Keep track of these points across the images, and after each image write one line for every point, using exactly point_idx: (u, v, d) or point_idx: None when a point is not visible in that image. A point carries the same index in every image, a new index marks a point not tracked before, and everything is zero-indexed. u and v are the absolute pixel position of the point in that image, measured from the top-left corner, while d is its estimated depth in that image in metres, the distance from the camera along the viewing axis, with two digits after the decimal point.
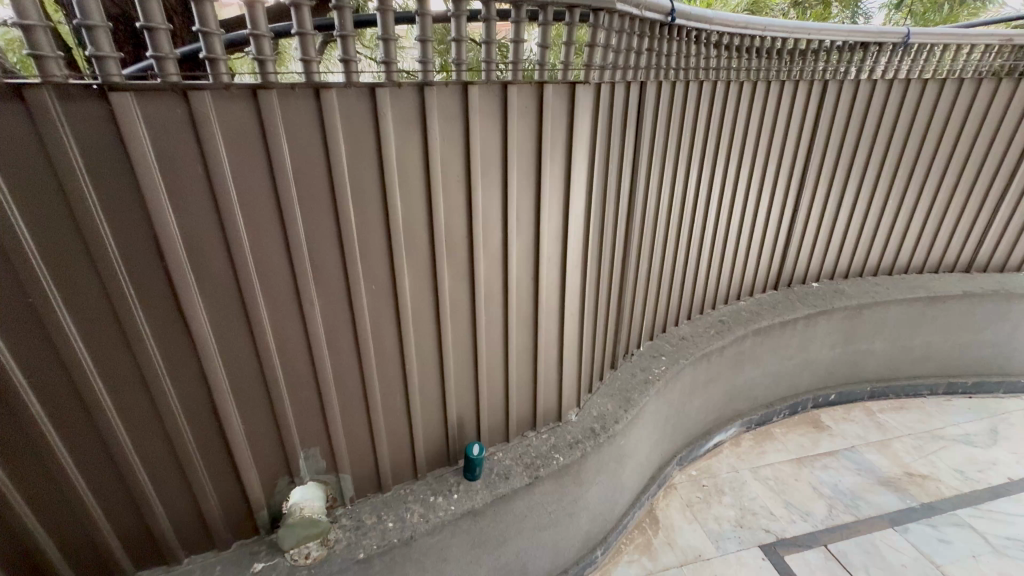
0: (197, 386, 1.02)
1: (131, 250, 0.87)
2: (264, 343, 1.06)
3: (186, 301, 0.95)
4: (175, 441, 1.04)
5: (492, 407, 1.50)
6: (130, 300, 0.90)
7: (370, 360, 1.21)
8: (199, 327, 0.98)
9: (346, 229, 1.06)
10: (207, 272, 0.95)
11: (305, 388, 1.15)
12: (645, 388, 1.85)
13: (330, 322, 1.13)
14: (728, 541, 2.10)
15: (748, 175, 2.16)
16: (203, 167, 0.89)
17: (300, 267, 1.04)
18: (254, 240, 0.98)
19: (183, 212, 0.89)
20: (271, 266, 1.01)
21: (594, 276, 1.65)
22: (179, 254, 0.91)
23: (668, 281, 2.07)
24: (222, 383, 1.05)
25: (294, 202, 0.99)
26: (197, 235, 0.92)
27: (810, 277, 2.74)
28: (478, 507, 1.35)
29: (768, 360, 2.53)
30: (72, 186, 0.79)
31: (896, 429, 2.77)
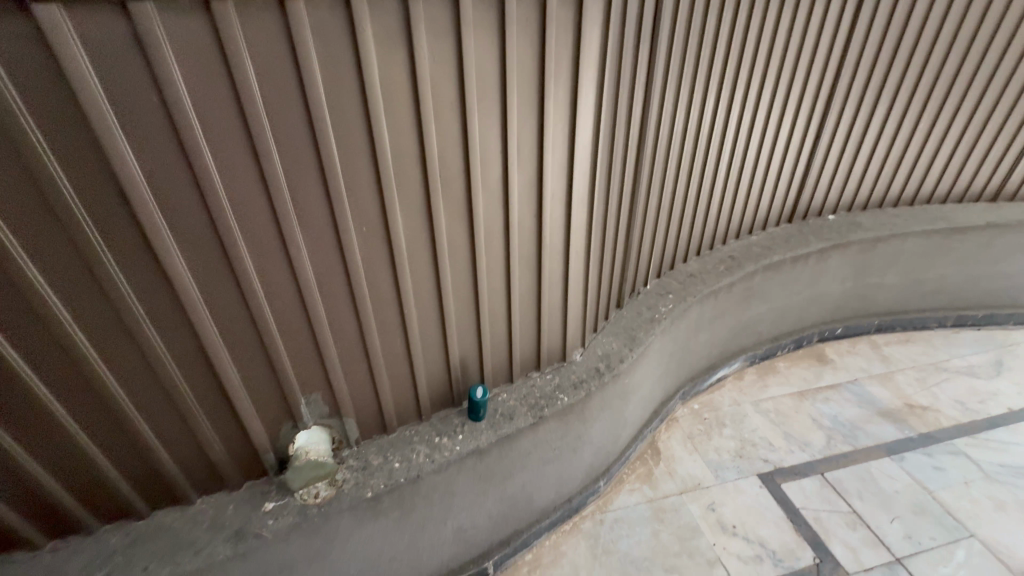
0: (186, 336, 0.99)
1: (90, 193, 0.81)
2: (251, 291, 1.01)
3: (160, 248, 0.89)
4: (171, 392, 1.03)
5: (495, 349, 1.47)
6: (98, 248, 0.85)
7: (365, 305, 1.17)
8: (179, 276, 0.93)
9: (330, 165, 0.98)
10: (179, 216, 0.89)
11: (301, 335, 1.12)
12: (651, 327, 1.82)
13: (319, 267, 1.07)
14: (727, 470, 2.16)
15: (771, 98, 1.98)
16: (160, 98, 0.80)
17: (282, 209, 0.97)
18: (228, 179, 0.90)
19: (142, 149, 0.82)
20: (251, 209, 0.94)
21: (601, 212, 1.55)
22: (145, 197, 0.85)
23: (678, 216, 1.96)
24: (212, 333, 1.01)
25: (268, 135, 0.90)
26: (162, 175, 0.85)
27: (827, 209, 2.60)
28: (483, 447, 1.36)
29: (776, 296, 2.48)
30: (12, 122, 0.73)
31: (899, 362, 2.77)
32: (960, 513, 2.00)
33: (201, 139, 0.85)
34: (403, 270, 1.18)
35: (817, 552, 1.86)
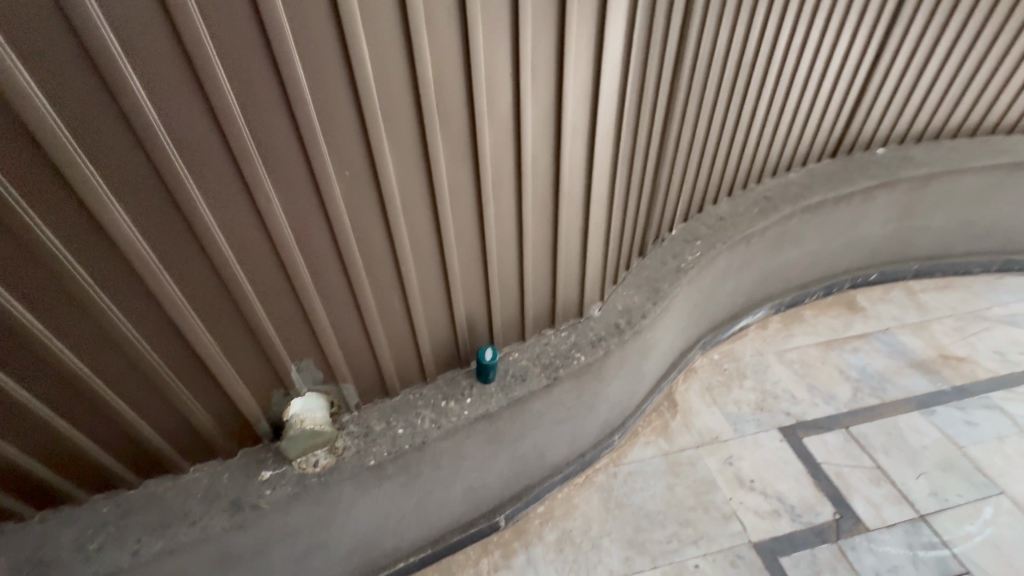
0: (146, 301, 0.89)
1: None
2: (216, 248, 0.89)
3: (96, 201, 0.77)
4: (139, 361, 0.94)
5: (506, 306, 1.33)
6: (18, 206, 0.73)
7: (353, 260, 1.03)
8: (125, 234, 0.81)
9: (296, 94, 0.82)
10: (114, 163, 0.76)
11: (281, 295, 1.00)
12: (677, 278, 1.65)
13: (292, 215, 0.93)
14: (747, 423, 2.08)
15: (833, 6, 1.66)
16: (55, 6, 0.64)
17: (241, 150, 0.83)
18: (168, 115, 0.76)
19: (52, 81, 0.68)
20: (200, 148, 0.80)
21: (629, 149, 1.34)
22: (66, 140, 0.72)
23: (712, 152, 1.73)
24: (175, 297, 0.91)
25: (212, 58, 0.74)
26: (84, 113, 0.71)
27: (876, 142, 2.32)
28: (493, 412, 1.27)
29: (811, 241, 2.27)
30: None
31: (936, 310, 2.60)
32: (991, 470, 1.92)
33: (123, 61, 0.70)
34: (395, 220, 1.03)
35: (837, 508, 1.81)
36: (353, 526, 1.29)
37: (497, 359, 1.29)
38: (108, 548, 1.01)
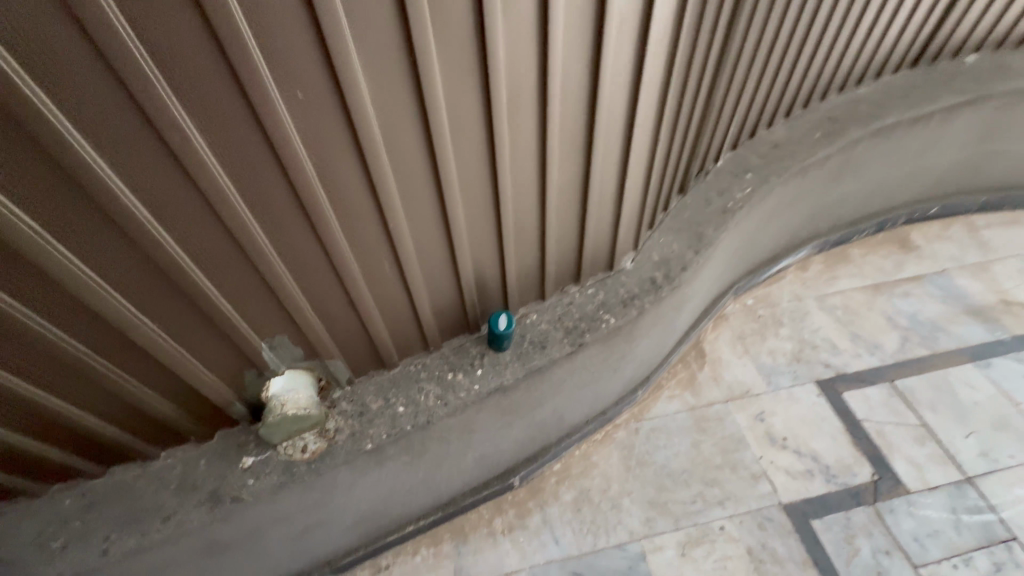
0: (47, 286, 0.68)
1: None
2: (129, 213, 0.67)
3: None
4: (60, 356, 0.75)
5: (523, 262, 1.11)
6: None
7: (320, 212, 0.80)
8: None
9: None
10: None
11: (229, 259, 0.79)
12: (723, 221, 1.40)
13: (223, 155, 0.69)
14: (781, 376, 1.91)
15: None
16: None
17: (135, 76, 0.58)
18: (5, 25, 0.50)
19: None
20: (61, 61, 0.54)
21: (684, 60, 1.04)
22: None
23: (779, 61, 1.38)
24: (87, 278, 0.70)
25: None
26: None
27: (969, 47, 1.91)
28: (507, 385, 1.10)
29: (873, 171, 1.96)
30: None
31: (1001, 249, 2.31)
32: None
33: None
34: (372, 160, 0.79)
35: (876, 469, 1.68)
36: (355, 502, 1.18)
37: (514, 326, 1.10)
38: (74, 545, 0.89)
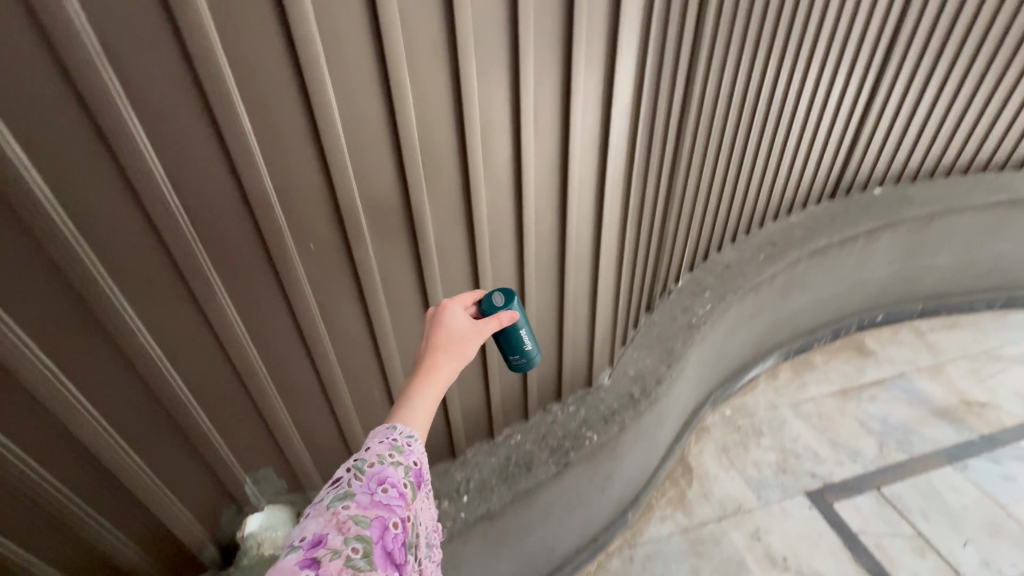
0: (61, 444, 0.71)
1: None
2: (155, 368, 0.74)
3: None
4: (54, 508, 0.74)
5: (506, 379, 1.16)
6: None
7: (322, 353, 0.90)
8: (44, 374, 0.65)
9: (258, 187, 0.70)
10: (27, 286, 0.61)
11: (227, 390, 0.84)
12: (690, 336, 1.49)
13: (235, 297, 0.77)
14: (770, 489, 1.89)
15: (839, 52, 1.59)
16: None
17: (187, 255, 0.69)
18: (99, 229, 0.62)
19: None
20: (133, 253, 0.66)
21: (638, 186, 1.19)
22: None
23: (718, 199, 1.62)
24: (105, 436, 0.74)
25: (144, 142, 0.60)
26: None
27: (873, 182, 2.26)
28: (494, 511, 1.07)
29: (819, 285, 2.17)
30: None
31: (948, 351, 2.49)
32: None
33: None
34: (370, 303, 0.91)
35: None
36: None
37: (513, 301, 0.90)
38: None
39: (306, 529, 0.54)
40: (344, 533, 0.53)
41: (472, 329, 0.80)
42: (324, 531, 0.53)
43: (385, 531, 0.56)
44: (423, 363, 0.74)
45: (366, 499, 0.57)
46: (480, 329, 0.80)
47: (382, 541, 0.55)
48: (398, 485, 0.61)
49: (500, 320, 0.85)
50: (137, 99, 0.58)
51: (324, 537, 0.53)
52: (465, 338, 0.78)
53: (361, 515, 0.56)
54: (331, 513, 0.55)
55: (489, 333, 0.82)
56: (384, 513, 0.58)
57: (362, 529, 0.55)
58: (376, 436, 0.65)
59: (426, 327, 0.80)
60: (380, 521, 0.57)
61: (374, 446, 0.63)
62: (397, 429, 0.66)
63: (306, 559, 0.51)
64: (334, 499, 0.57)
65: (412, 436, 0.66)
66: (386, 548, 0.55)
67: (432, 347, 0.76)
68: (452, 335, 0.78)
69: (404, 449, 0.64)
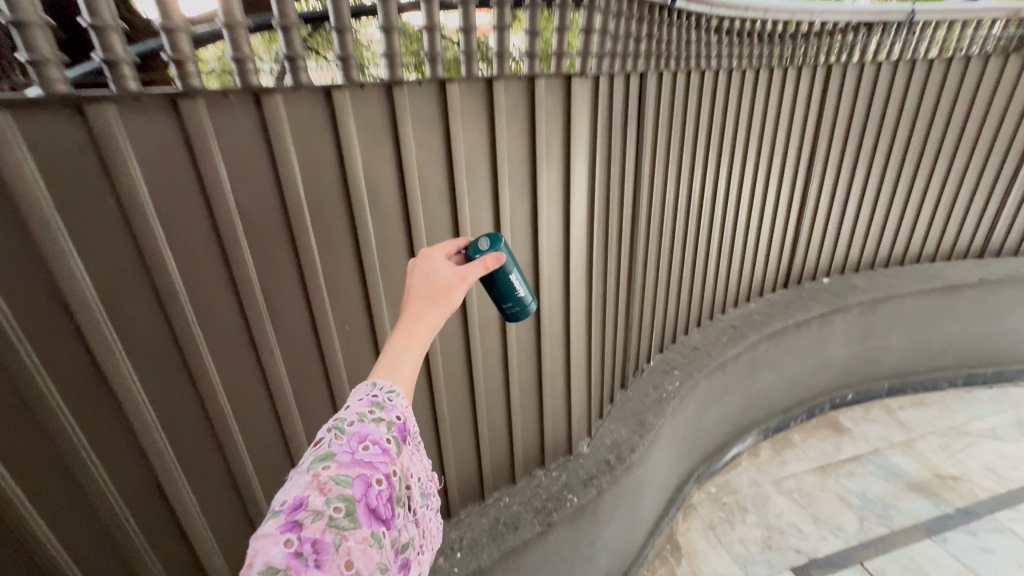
0: (147, 496, 0.83)
1: (59, 368, 0.69)
2: (228, 437, 0.88)
3: (130, 406, 0.75)
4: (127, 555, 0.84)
5: (494, 445, 1.34)
6: (66, 425, 0.71)
7: None
8: (151, 439, 0.79)
9: (319, 293, 0.89)
10: (154, 367, 0.77)
11: (277, 456, 0.97)
12: (660, 409, 1.66)
13: (294, 370, 0.93)
14: (757, 565, 1.93)
15: (754, 172, 2.01)
16: (135, 249, 0.70)
17: (265, 343, 0.86)
18: (208, 324, 0.80)
19: (121, 313, 0.71)
20: (228, 341, 0.83)
21: (599, 280, 1.45)
22: (121, 358, 0.72)
23: (676, 289, 1.90)
24: (182, 493, 0.86)
25: (250, 261, 0.80)
26: (140, 336, 0.74)
27: (819, 273, 2.58)
28: (485, 566, 1.18)
29: (783, 365, 2.37)
30: None
31: (918, 427, 2.63)
32: None
33: (166, 250, 0.71)
34: None
35: None
36: None
37: (498, 243, 0.94)
38: None
39: (286, 494, 0.54)
40: (326, 494, 0.55)
41: (454, 276, 0.82)
42: (305, 493, 0.54)
43: (369, 489, 0.58)
44: (406, 313, 0.76)
45: (347, 458, 0.59)
46: (463, 276, 0.83)
47: (365, 499, 0.57)
48: (381, 443, 0.63)
49: (483, 267, 0.87)
50: (252, 235, 0.79)
51: (304, 500, 0.54)
52: (446, 286, 0.80)
53: (342, 474, 0.57)
54: (312, 475, 0.56)
55: (473, 279, 0.85)
56: (367, 471, 0.60)
57: (344, 489, 0.56)
58: (358, 393, 0.68)
59: (410, 275, 0.82)
60: (363, 479, 0.58)
61: (353, 405, 0.65)
62: (378, 386, 0.69)
63: (287, 523, 0.52)
64: (314, 461, 0.58)
65: (395, 390, 0.69)
66: (370, 505, 0.57)
67: (415, 297, 0.78)
68: (435, 281, 0.80)
69: (386, 405, 0.67)
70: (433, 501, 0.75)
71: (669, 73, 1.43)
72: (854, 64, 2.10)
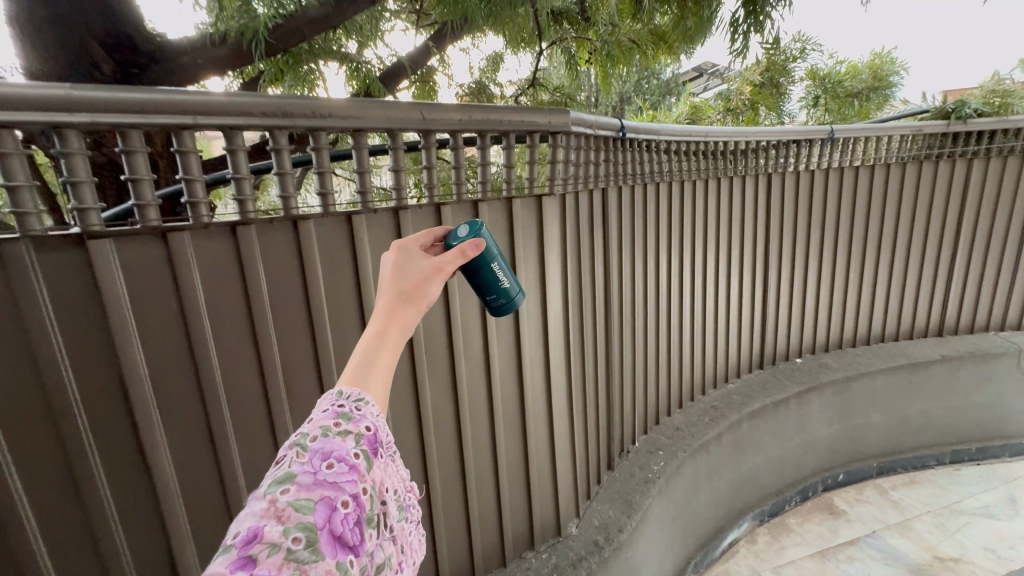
0: (159, 569, 0.89)
1: (108, 442, 0.81)
2: (239, 508, 0.96)
3: (160, 476, 0.86)
4: None
5: (485, 526, 1.39)
6: (102, 494, 0.81)
7: None
8: (172, 508, 0.88)
9: (329, 375, 1.03)
10: (183, 441, 0.88)
11: None
12: (646, 489, 1.71)
13: None
14: None
15: (716, 263, 2.25)
16: (184, 338, 0.85)
17: (280, 419, 0.98)
18: (234, 403, 0.93)
19: (164, 393, 0.85)
20: (249, 417, 0.95)
21: (578, 362, 1.60)
22: (157, 431, 0.84)
23: (655, 371, 2.04)
24: (191, 567, 0.91)
25: (274, 347, 0.95)
26: (177, 413, 0.87)
27: (791, 353, 2.75)
28: None
29: (768, 444, 2.44)
30: (52, 375, 0.74)
31: (913, 507, 2.63)
32: None
33: (209, 337, 0.87)
34: None
35: None
36: None
37: (476, 229, 0.94)
38: None
39: (238, 524, 0.46)
40: (284, 524, 0.47)
41: (429, 267, 0.78)
42: (260, 523, 0.46)
43: (333, 513, 0.50)
44: (381, 310, 0.71)
45: (309, 479, 0.51)
46: (441, 266, 0.79)
47: (328, 526, 0.49)
48: (349, 458, 0.56)
49: (459, 256, 0.84)
50: (280, 326, 0.96)
51: (259, 531, 0.46)
52: (422, 278, 0.76)
53: (302, 499, 0.49)
54: (269, 501, 0.48)
55: (450, 269, 0.81)
56: (331, 492, 0.52)
57: (305, 517, 0.48)
58: (323, 404, 0.62)
59: (384, 269, 0.77)
60: (327, 503, 0.51)
61: (316, 418, 0.58)
62: (345, 395, 0.62)
63: (239, 559, 0.43)
64: (271, 485, 0.50)
65: (363, 399, 0.63)
66: (334, 533, 0.49)
67: (390, 293, 0.73)
68: (411, 276, 0.76)
69: (353, 416, 0.60)
70: (411, 510, 0.68)
71: (628, 186, 1.71)
72: (792, 172, 2.46)
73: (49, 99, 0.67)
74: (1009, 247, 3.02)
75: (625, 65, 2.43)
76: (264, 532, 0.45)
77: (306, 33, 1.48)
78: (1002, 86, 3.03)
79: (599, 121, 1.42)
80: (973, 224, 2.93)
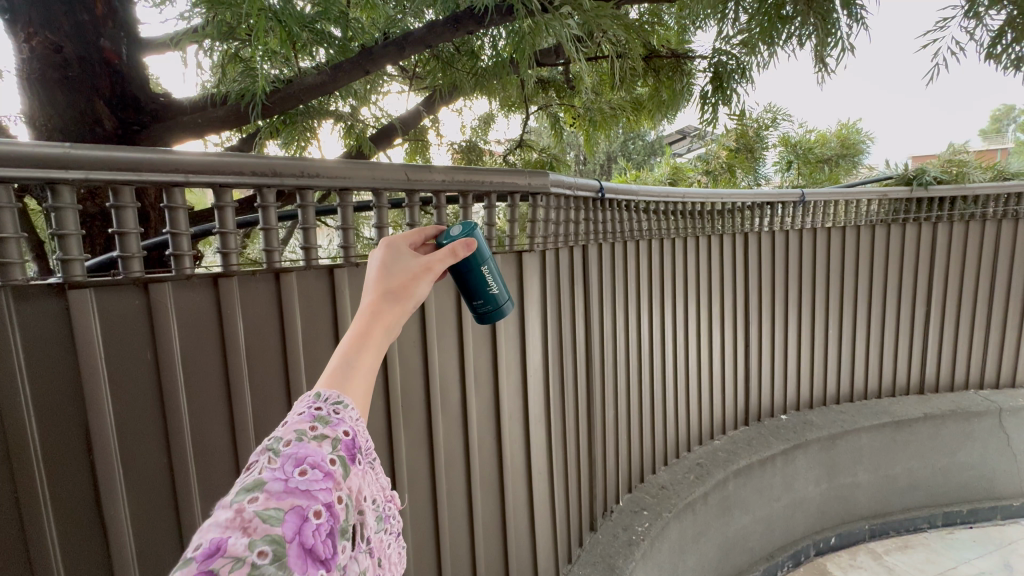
0: None
1: (63, 494, 0.78)
2: None
3: (114, 529, 0.82)
4: None
5: None
6: (51, 548, 0.77)
7: None
8: (124, 564, 0.84)
9: None
10: (145, 492, 0.85)
11: None
12: (630, 552, 1.64)
13: None
14: None
15: (697, 318, 2.29)
16: (154, 384, 0.85)
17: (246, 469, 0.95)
18: (200, 451, 0.90)
19: (128, 442, 0.83)
20: (214, 467, 0.92)
21: (559, 416, 1.59)
22: (116, 482, 0.82)
23: (638, 425, 2.02)
24: None
25: (246, 394, 0.94)
26: (141, 463, 0.84)
27: (775, 409, 2.75)
28: None
29: (757, 504, 2.37)
30: (13, 423, 0.73)
31: (908, 572, 2.54)
32: None
33: (179, 384, 0.87)
34: None
35: None
36: None
37: (466, 229, 0.97)
38: None
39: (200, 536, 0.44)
40: (250, 536, 0.45)
41: (415, 269, 0.79)
42: (224, 535, 0.44)
43: (304, 524, 0.48)
44: (370, 307, 0.72)
45: (279, 487, 0.49)
46: (428, 266, 0.81)
47: (299, 537, 0.47)
48: (324, 464, 0.54)
49: (446, 257, 0.86)
50: (254, 374, 0.95)
51: (223, 543, 0.44)
52: (407, 280, 0.77)
53: (272, 509, 0.47)
54: (236, 510, 0.46)
55: (435, 271, 0.82)
56: (302, 501, 0.49)
57: (273, 528, 0.46)
58: (298, 408, 0.60)
59: (374, 264, 0.78)
60: (298, 512, 0.48)
61: (291, 423, 0.57)
62: (324, 397, 0.61)
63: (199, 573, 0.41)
64: (240, 492, 0.48)
65: (342, 402, 0.61)
66: (305, 545, 0.47)
67: (378, 291, 0.74)
68: (401, 274, 0.77)
69: (330, 420, 0.59)
70: (392, 521, 0.67)
71: (608, 244, 1.78)
72: (767, 232, 2.57)
73: (48, 157, 0.70)
74: (979, 308, 3.12)
75: (608, 130, 2.57)
76: (228, 544, 0.43)
77: (302, 97, 1.58)
78: (958, 157, 3.26)
79: (578, 181, 1.49)
80: (942, 285, 3.05)
